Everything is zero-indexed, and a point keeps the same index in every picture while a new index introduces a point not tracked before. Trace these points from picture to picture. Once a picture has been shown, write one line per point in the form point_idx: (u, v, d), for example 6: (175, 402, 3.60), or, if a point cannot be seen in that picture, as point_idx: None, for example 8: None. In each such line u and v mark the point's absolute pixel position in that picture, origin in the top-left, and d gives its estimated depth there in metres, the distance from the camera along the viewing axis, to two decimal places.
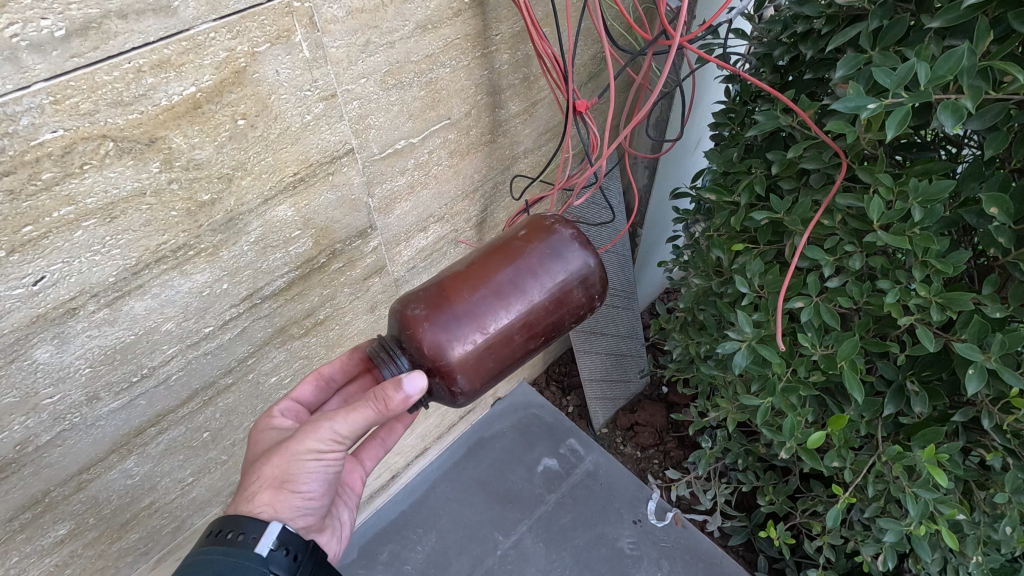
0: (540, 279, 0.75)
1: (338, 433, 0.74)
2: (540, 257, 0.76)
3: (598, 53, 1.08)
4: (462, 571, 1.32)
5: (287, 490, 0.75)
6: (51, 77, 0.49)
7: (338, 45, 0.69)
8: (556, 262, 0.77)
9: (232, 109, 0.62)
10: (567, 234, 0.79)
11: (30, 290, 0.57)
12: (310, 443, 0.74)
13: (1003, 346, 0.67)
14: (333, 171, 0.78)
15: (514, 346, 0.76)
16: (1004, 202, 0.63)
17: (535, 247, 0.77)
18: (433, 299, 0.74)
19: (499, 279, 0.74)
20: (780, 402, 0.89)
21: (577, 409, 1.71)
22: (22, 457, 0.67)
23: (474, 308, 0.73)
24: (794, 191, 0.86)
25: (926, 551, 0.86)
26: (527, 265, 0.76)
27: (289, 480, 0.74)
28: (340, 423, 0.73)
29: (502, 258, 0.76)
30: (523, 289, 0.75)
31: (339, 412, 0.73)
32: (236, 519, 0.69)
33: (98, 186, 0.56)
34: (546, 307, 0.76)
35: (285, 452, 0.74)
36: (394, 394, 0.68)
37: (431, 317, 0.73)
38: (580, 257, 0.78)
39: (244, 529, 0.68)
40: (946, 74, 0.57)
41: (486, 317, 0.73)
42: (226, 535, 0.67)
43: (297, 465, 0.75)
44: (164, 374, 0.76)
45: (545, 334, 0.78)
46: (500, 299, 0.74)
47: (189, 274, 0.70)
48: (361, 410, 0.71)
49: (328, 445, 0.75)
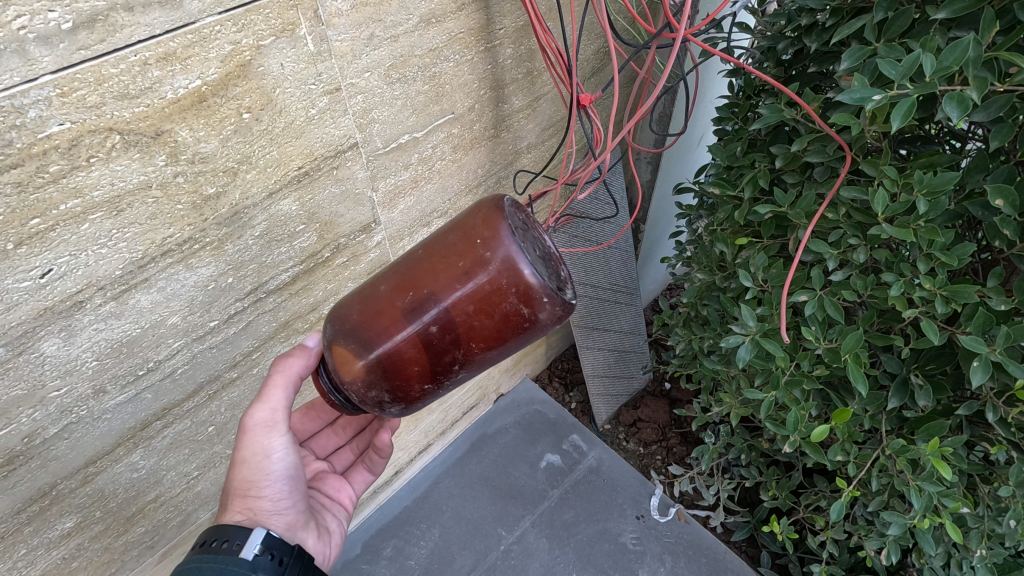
0: (446, 275, 0.61)
1: (264, 419, 0.76)
2: (450, 262, 0.61)
3: (601, 48, 1.08)
4: (466, 566, 1.32)
5: (254, 494, 0.78)
6: (58, 70, 0.49)
7: (343, 39, 0.69)
8: (464, 268, 0.61)
9: (237, 103, 0.63)
10: (487, 234, 0.61)
11: (37, 282, 0.57)
12: (250, 443, 0.77)
13: (1007, 338, 0.67)
14: (338, 165, 0.78)
15: (422, 357, 0.63)
16: (1009, 194, 0.63)
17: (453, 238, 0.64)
18: (354, 303, 0.67)
19: (405, 275, 0.64)
20: (784, 396, 0.88)
21: (579, 405, 1.71)
22: (29, 450, 0.67)
23: (373, 307, 0.64)
24: (798, 185, 0.86)
25: (930, 544, 0.86)
26: (433, 266, 0.62)
27: (252, 485, 0.77)
28: (260, 408, 0.76)
29: (417, 263, 0.64)
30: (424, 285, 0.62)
31: (256, 400, 0.77)
32: (220, 529, 0.73)
33: (105, 178, 0.56)
34: (457, 323, 0.61)
35: (240, 462, 0.77)
36: (297, 358, 0.75)
37: (343, 319, 0.67)
38: (508, 264, 0.60)
39: (231, 537, 0.72)
40: (952, 66, 0.57)
41: (380, 316, 0.63)
42: (212, 545, 0.71)
43: (255, 468, 0.77)
44: (170, 367, 0.76)
45: (469, 347, 0.63)
46: (399, 296, 0.63)
47: (195, 267, 0.70)
48: (273, 387, 0.75)
49: (267, 436, 0.77)
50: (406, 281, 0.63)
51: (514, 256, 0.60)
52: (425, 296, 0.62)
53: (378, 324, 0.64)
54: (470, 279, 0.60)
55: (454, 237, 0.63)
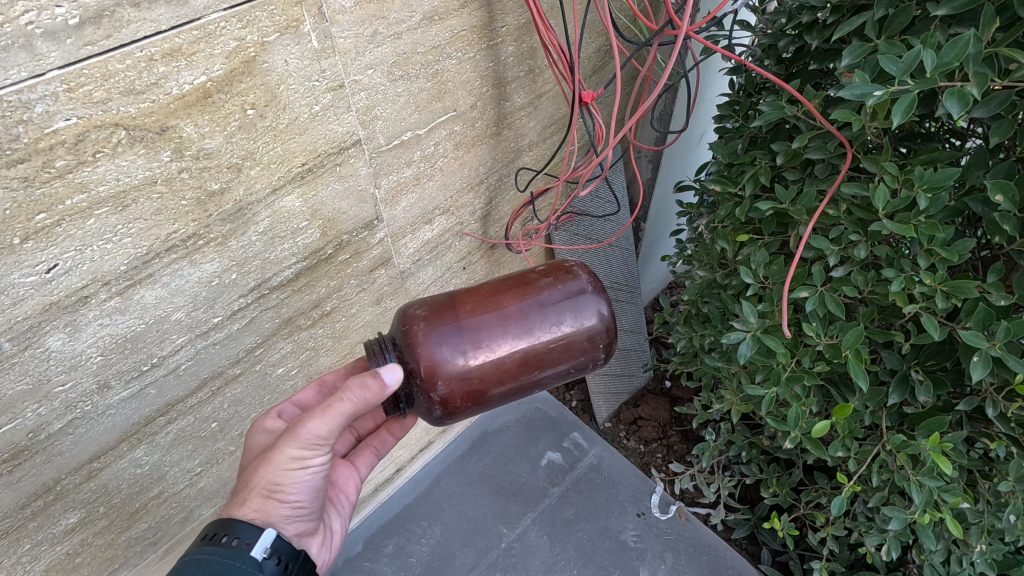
0: (539, 301, 0.76)
1: (317, 434, 0.75)
2: (548, 300, 0.76)
3: (603, 46, 1.08)
4: (467, 564, 1.32)
5: (276, 498, 0.76)
6: (65, 65, 0.50)
7: (346, 36, 0.69)
8: (562, 306, 0.76)
9: (242, 99, 0.63)
10: (577, 285, 0.78)
11: (43, 277, 0.58)
12: (291, 451, 0.75)
13: (1007, 333, 0.67)
14: (340, 162, 0.79)
15: (500, 370, 0.74)
16: (1009, 190, 0.63)
17: (537, 276, 0.79)
18: (444, 314, 0.75)
19: (495, 292, 0.77)
20: (784, 392, 0.89)
21: (579, 403, 1.71)
22: (34, 445, 0.67)
23: (463, 316, 0.75)
24: (799, 182, 0.86)
25: (930, 539, 0.86)
26: (531, 299, 0.76)
27: (276, 489, 0.76)
28: (318, 423, 0.74)
29: (507, 294, 0.76)
30: (518, 306, 0.75)
31: (317, 412, 0.74)
32: (227, 523, 0.72)
33: (110, 174, 0.57)
34: (547, 349, 0.75)
35: (270, 463, 0.75)
36: (360, 386, 0.71)
37: (436, 326, 0.74)
38: (594, 309, 0.77)
39: (238, 533, 0.71)
40: (952, 61, 0.57)
41: (472, 322, 0.74)
42: (220, 540, 0.70)
43: (284, 474, 0.76)
44: (174, 363, 0.76)
45: (537, 368, 0.76)
46: (492, 309, 0.75)
47: (199, 264, 0.70)
48: (336, 406, 0.73)
49: (311, 450, 0.76)
50: (503, 306, 0.75)
51: (598, 305, 0.78)
52: (519, 316, 0.75)
53: (470, 330, 0.73)
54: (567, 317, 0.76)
55: (542, 280, 0.78)
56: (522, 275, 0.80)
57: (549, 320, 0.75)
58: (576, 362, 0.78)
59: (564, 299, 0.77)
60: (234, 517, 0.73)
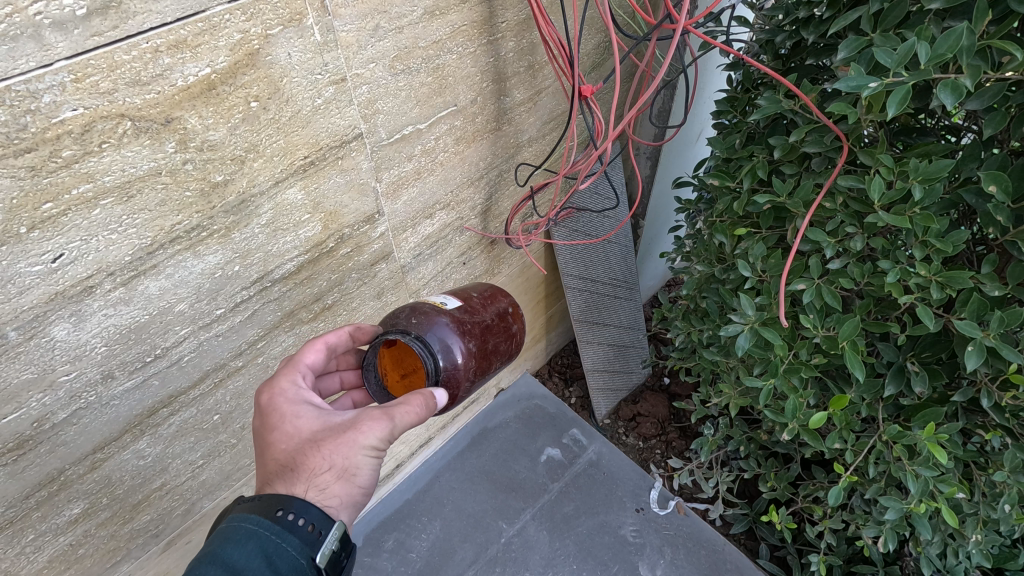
0: (513, 349, 0.93)
1: (400, 425, 0.70)
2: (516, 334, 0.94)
3: (602, 43, 1.09)
4: (467, 559, 1.33)
5: (348, 481, 0.69)
6: (72, 55, 0.50)
7: (349, 29, 0.70)
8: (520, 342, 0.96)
9: (245, 91, 0.64)
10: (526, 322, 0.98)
11: (49, 267, 0.58)
12: (377, 437, 0.69)
13: (1001, 323, 0.68)
14: (342, 155, 0.79)
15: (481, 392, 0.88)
16: (1002, 181, 0.64)
17: (512, 314, 0.95)
18: (467, 330, 0.84)
19: (498, 335, 0.90)
20: (782, 384, 0.90)
21: (579, 400, 1.72)
22: (38, 435, 0.68)
23: (480, 337, 0.86)
24: (795, 176, 0.87)
25: (926, 530, 0.87)
26: (509, 331, 0.93)
27: (354, 473, 0.69)
28: (404, 416, 0.70)
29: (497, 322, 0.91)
30: (505, 352, 0.91)
31: (406, 405, 0.71)
32: (292, 499, 0.65)
33: (115, 164, 0.57)
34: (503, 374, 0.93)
35: (350, 445, 0.68)
36: (423, 401, 0.72)
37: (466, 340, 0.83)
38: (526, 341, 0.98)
39: (301, 515, 0.64)
40: (945, 53, 0.58)
41: (485, 363, 0.86)
42: (281, 516, 0.63)
43: (362, 458, 0.69)
44: (177, 355, 0.77)
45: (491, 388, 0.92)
46: (496, 355, 0.89)
47: (202, 255, 0.71)
48: (422, 404, 0.72)
49: (389, 439, 0.71)
50: (497, 335, 0.89)
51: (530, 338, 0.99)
52: (503, 363, 0.91)
53: (483, 371, 0.86)
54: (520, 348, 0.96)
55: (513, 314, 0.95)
56: (505, 313, 0.94)
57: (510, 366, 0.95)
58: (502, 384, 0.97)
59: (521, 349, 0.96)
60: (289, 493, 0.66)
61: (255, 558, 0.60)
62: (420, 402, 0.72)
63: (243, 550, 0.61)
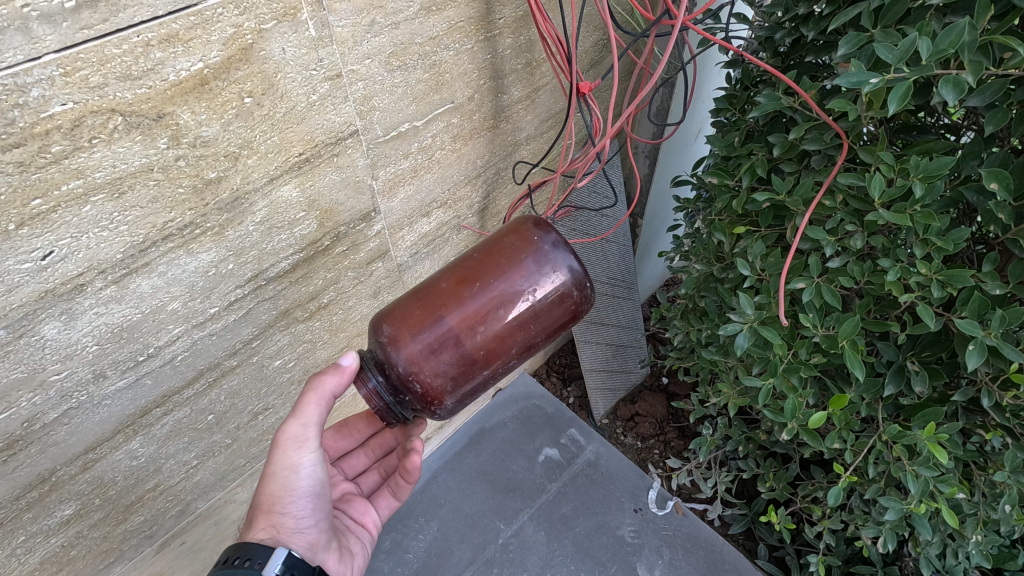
0: (539, 320, 0.77)
1: (296, 435, 0.81)
2: (515, 268, 0.76)
3: (600, 40, 1.09)
4: (464, 560, 1.32)
5: (277, 511, 0.81)
6: (61, 49, 0.49)
7: (344, 25, 0.69)
8: (531, 271, 0.76)
9: (239, 87, 0.63)
10: (540, 242, 0.78)
11: (39, 264, 0.57)
12: (282, 456, 0.81)
13: (1003, 322, 0.68)
14: (338, 152, 0.79)
15: (491, 354, 0.76)
16: (1004, 178, 0.64)
17: (529, 274, 0.76)
18: (413, 311, 0.77)
19: (498, 318, 0.75)
20: (781, 384, 0.89)
21: (577, 399, 1.71)
22: (29, 435, 0.67)
23: (441, 308, 0.75)
24: (795, 174, 0.87)
25: (926, 530, 0.87)
26: (496, 264, 0.77)
27: (276, 502, 0.80)
28: (293, 424, 0.80)
29: (475, 267, 0.77)
30: (522, 331, 0.77)
31: (290, 415, 0.81)
32: (242, 547, 0.77)
33: (106, 160, 0.57)
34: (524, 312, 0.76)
35: (269, 477, 0.81)
36: (331, 377, 0.79)
37: (416, 327, 0.76)
38: (554, 261, 0.78)
39: (253, 556, 0.75)
40: (947, 48, 0.58)
41: (481, 361, 0.76)
42: (234, 562, 0.75)
43: (279, 484, 0.81)
44: (170, 354, 0.76)
45: (520, 332, 0.77)
46: (500, 344, 0.76)
47: (195, 253, 0.70)
48: (309, 402, 0.80)
49: (297, 452, 0.81)
50: (473, 286, 0.76)
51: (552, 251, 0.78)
52: (525, 338, 0.78)
53: (480, 369, 0.77)
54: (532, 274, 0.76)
55: (508, 242, 0.78)
56: (492, 257, 0.77)
57: (550, 334, 0.80)
58: (556, 314, 0.78)
59: (563, 310, 0.79)
60: (246, 542, 0.78)
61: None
62: (312, 386, 0.80)
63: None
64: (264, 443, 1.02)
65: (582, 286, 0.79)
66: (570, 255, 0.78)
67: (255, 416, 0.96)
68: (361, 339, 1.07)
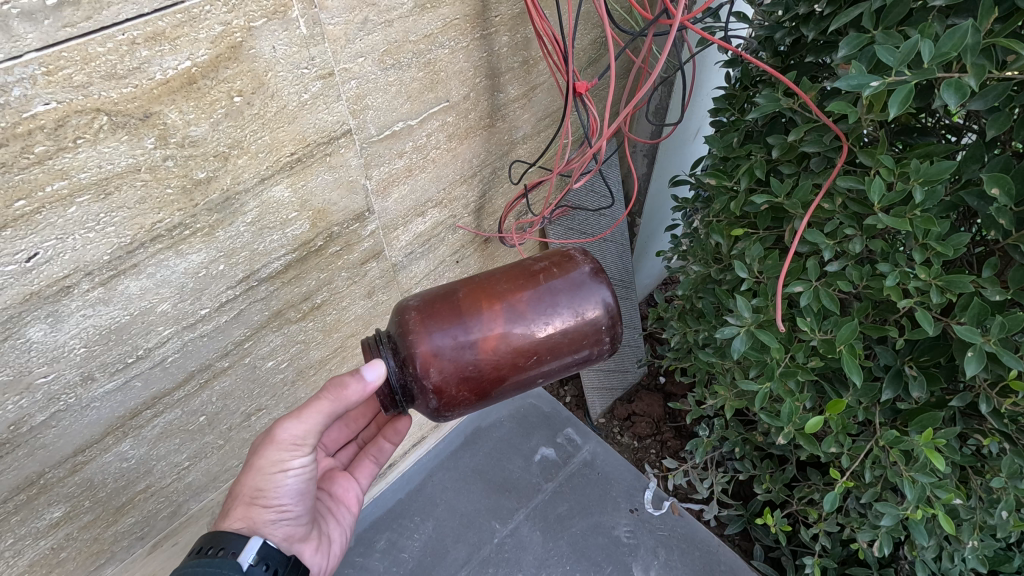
0: (557, 354, 0.77)
1: (295, 437, 0.78)
2: (549, 297, 0.76)
3: (598, 38, 1.08)
4: (459, 559, 1.32)
5: (258, 504, 0.79)
6: (43, 47, 0.48)
7: (336, 22, 0.68)
8: (563, 304, 0.76)
9: (228, 86, 0.62)
10: (580, 278, 0.78)
11: (22, 266, 0.56)
12: (272, 454, 0.78)
13: (1003, 328, 0.67)
14: (330, 151, 0.78)
15: (504, 377, 0.76)
16: (1005, 183, 0.63)
17: (562, 301, 0.76)
18: (438, 308, 0.77)
19: (522, 335, 0.75)
20: (778, 387, 0.88)
21: (573, 399, 1.70)
22: (16, 438, 0.66)
23: (464, 316, 0.75)
24: (794, 176, 0.86)
25: (922, 535, 0.86)
26: (531, 288, 0.77)
27: (261, 495, 0.79)
28: (295, 426, 0.77)
29: (510, 285, 0.77)
30: (543, 354, 0.76)
31: (292, 415, 0.78)
32: (217, 537, 0.75)
33: (92, 160, 0.55)
34: (547, 343, 0.76)
35: (254, 470, 0.78)
36: (353, 386, 0.75)
37: (433, 326, 0.75)
38: (591, 299, 0.77)
39: (226, 545, 0.74)
40: (950, 51, 0.57)
41: (496, 374, 0.75)
42: (207, 551, 0.72)
43: (266, 479, 0.79)
44: (160, 356, 0.75)
45: (537, 362, 0.76)
46: (514, 368, 0.76)
47: (184, 254, 0.69)
48: (317, 408, 0.77)
49: (290, 452, 0.79)
50: (501, 303, 0.76)
51: (590, 291, 0.78)
52: (544, 363, 0.77)
53: (488, 386, 0.76)
54: (564, 309, 0.76)
55: (549, 271, 0.78)
56: (531, 281, 0.77)
57: (568, 363, 0.79)
58: (576, 352, 0.78)
59: (586, 343, 0.78)
60: (221, 531, 0.76)
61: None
62: (326, 393, 0.77)
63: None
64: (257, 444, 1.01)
65: (612, 322, 0.79)
66: (608, 296, 0.78)
67: (247, 417, 0.95)
68: (355, 340, 1.06)
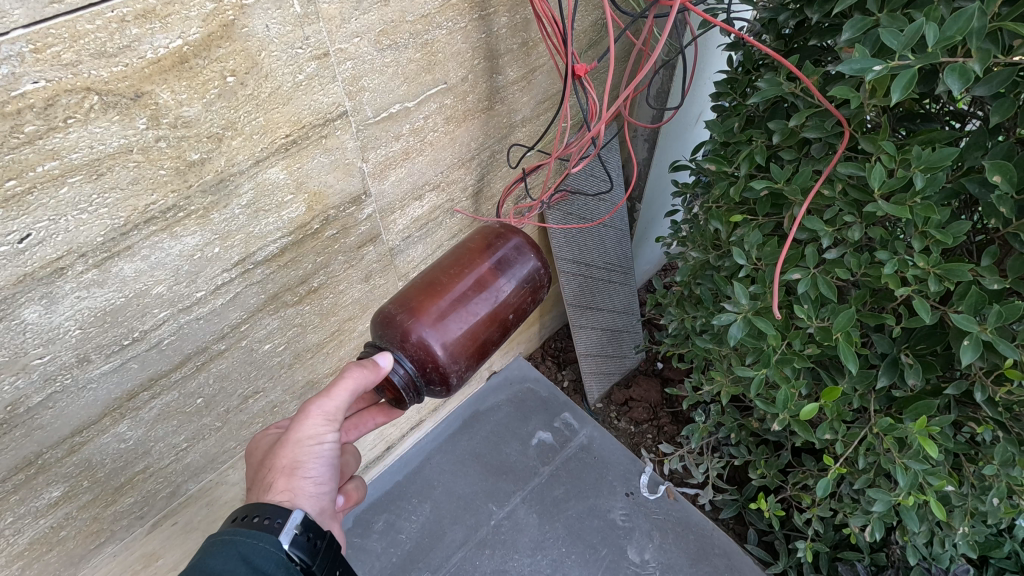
0: (525, 304, 0.85)
1: (328, 411, 0.79)
2: (502, 259, 0.84)
3: (599, 20, 1.06)
4: (456, 541, 1.33)
5: (298, 476, 0.78)
6: (29, 24, 0.48)
7: (330, 1, 0.67)
8: (517, 261, 0.84)
9: (221, 65, 0.61)
10: (517, 236, 0.87)
11: (16, 248, 0.56)
12: (308, 428, 0.79)
13: (999, 317, 0.66)
14: (326, 134, 0.77)
15: (493, 336, 0.81)
16: (1007, 171, 0.62)
17: (516, 260, 0.85)
18: (416, 299, 0.79)
19: (498, 300, 0.81)
20: (774, 374, 0.89)
21: (571, 383, 1.71)
22: (13, 419, 0.67)
23: (442, 296, 0.79)
24: (794, 161, 0.85)
25: (913, 521, 0.87)
26: (484, 256, 0.84)
27: (299, 466, 0.78)
28: (327, 401, 0.78)
29: (469, 260, 0.83)
30: (517, 306, 0.83)
31: (323, 392, 0.78)
32: (260, 505, 0.73)
33: (83, 141, 0.55)
34: (518, 295, 0.83)
35: (289, 444, 0.78)
36: (366, 371, 0.74)
37: (421, 313, 0.77)
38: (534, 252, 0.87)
39: (271, 515, 0.72)
40: (954, 36, 0.56)
41: (485, 337, 0.80)
42: (253, 520, 0.70)
43: (303, 452, 0.78)
44: (156, 338, 0.75)
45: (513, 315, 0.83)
46: (499, 326, 0.81)
47: (179, 236, 0.69)
48: (343, 387, 0.75)
49: (325, 427, 0.79)
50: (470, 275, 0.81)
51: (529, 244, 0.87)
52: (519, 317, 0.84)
53: (483, 350, 0.80)
54: (519, 265, 0.84)
55: (491, 238, 0.86)
56: (482, 251, 0.84)
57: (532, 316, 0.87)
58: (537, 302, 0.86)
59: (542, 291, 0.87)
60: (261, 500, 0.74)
61: (234, 556, 0.65)
62: (351, 373, 0.74)
63: (215, 556, 0.65)
64: (255, 426, 1.01)
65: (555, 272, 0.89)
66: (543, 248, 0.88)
67: (245, 400, 0.95)
68: (353, 323, 1.06)
